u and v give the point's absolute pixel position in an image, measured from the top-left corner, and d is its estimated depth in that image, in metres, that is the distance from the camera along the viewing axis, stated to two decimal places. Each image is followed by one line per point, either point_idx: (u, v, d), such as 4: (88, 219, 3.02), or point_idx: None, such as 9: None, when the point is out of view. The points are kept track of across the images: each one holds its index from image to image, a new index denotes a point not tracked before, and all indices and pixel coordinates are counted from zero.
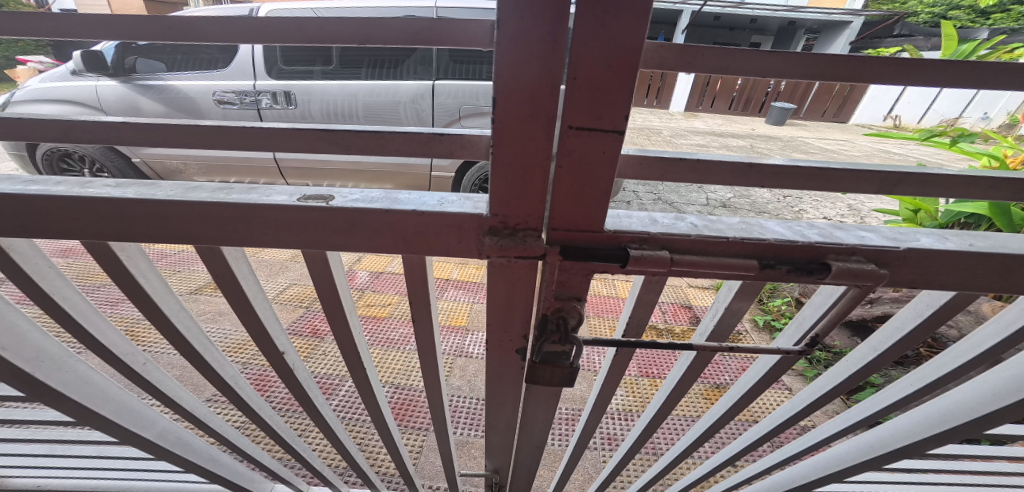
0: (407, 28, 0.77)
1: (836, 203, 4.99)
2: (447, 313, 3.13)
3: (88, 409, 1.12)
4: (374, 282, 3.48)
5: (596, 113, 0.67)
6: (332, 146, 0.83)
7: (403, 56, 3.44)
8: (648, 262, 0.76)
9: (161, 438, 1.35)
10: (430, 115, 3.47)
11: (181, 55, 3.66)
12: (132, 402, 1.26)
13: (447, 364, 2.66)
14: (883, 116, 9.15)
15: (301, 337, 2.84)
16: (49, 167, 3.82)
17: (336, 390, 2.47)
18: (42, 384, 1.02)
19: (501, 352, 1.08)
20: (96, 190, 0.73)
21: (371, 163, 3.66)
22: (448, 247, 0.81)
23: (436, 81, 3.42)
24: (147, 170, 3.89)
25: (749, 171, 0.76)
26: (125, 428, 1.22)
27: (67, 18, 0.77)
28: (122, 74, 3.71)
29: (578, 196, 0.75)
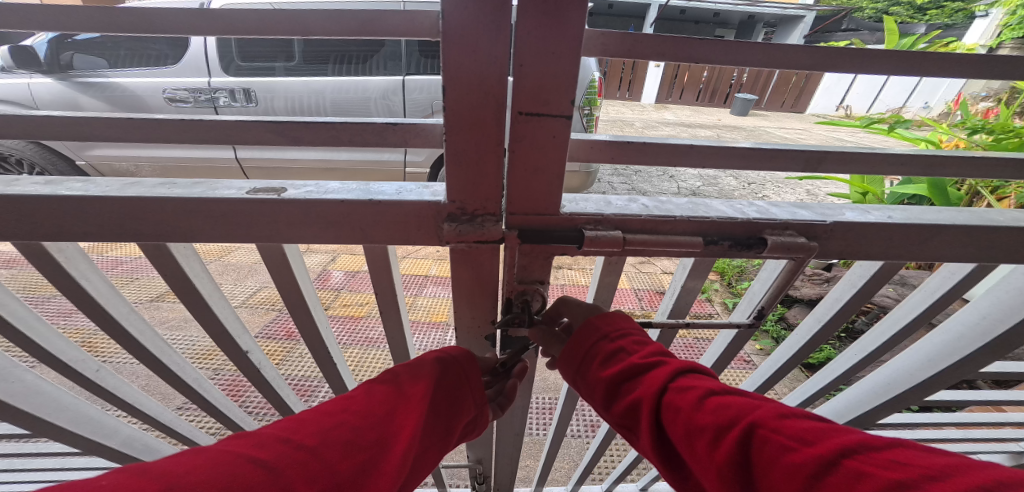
0: (353, 18, 0.77)
1: (797, 189, 5.24)
2: (425, 310, 3.11)
3: (41, 420, 1.07)
4: (350, 281, 3.42)
5: (543, 99, 0.70)
6: (281, 137, 0.83)
7: (370, 52, 3.39)
8: (600, 242, 0.80)
9: (126, 446, 1.31)
10: (401, 109, 3.42)
11: (125, 51, 3.49)
12: (91, 411, 1.22)
13: None
14: (838, 106, 9.63)
15: (274, 341, 2.77)
16: None
17: (313, 392, 2.43)
18: None
19: (470, 340, 1.10)
20: (22, 187, 0.71)
21: (341, 162, 3.59)
22: (408, 237, 0.83)
23: (406, 77, 3.39)
24: (92, 172, 3.68)
25: (688, 153, 0.81)
26: (84, 438, 1.18)
27: None
28: (59, 71, 3.50)
29: (531, 180, 0.78)
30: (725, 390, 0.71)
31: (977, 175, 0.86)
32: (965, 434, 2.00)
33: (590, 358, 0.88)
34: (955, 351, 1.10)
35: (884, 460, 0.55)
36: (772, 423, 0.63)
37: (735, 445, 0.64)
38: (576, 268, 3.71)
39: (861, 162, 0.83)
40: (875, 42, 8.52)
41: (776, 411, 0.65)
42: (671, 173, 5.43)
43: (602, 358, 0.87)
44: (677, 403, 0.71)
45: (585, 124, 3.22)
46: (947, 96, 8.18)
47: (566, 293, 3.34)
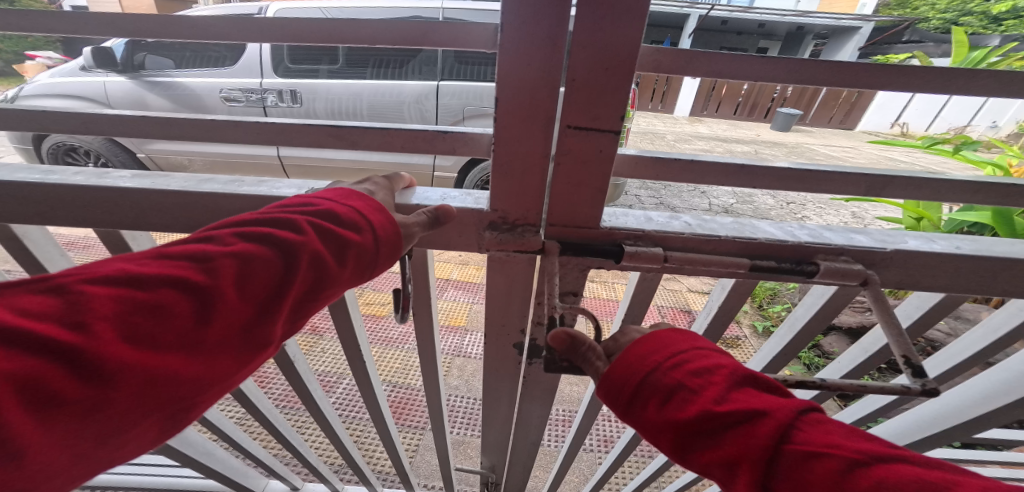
0: (409, 31, 0.80)
1: (839, 210, 5.00)
2: (446, 313, 3.15)
3: None
4: (376, 280, 3.51)
5: (593, 113, 0.71)
6: (337, 141, 0.87)
7: (408, 57, 3.49)
8: (640, 258, 0.79)
9: None
10: (435, 114, 3.50)
11: (188, 53, 3.75)
12: None
13: (446, 364, 2.68)
14: (888, 124, 9.12)
15: (300, 334, 2.87)
16: (53, 159, 3.92)
17: (334, 387, 2.49)
18: None
19: (498, 347, 1.10)
20: (107, 179, 0.78)
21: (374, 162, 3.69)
22: (450, 242, 0.86)
23: (441, 82, 3.46)
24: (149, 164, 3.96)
25: (738, 173, 0.79)
26: None
27: (84, 16, 0.81)
28: (131, 71, 3.80)
29: (574, 192, 0.78)
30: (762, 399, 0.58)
31: None
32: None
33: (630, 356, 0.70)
34: (1014, 390, 1.02)
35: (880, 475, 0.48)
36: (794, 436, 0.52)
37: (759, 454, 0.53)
38: (601, 280, 3.66)
39: (926, 188, 0.79)
40: (932, 57, 8.03)
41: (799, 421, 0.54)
42: (704, 189, 5.29)
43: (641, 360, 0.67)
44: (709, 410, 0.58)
45: (618, 135, 3.20)
46: (1014, 117, 7.58)
47: (589, 305, 3.31)
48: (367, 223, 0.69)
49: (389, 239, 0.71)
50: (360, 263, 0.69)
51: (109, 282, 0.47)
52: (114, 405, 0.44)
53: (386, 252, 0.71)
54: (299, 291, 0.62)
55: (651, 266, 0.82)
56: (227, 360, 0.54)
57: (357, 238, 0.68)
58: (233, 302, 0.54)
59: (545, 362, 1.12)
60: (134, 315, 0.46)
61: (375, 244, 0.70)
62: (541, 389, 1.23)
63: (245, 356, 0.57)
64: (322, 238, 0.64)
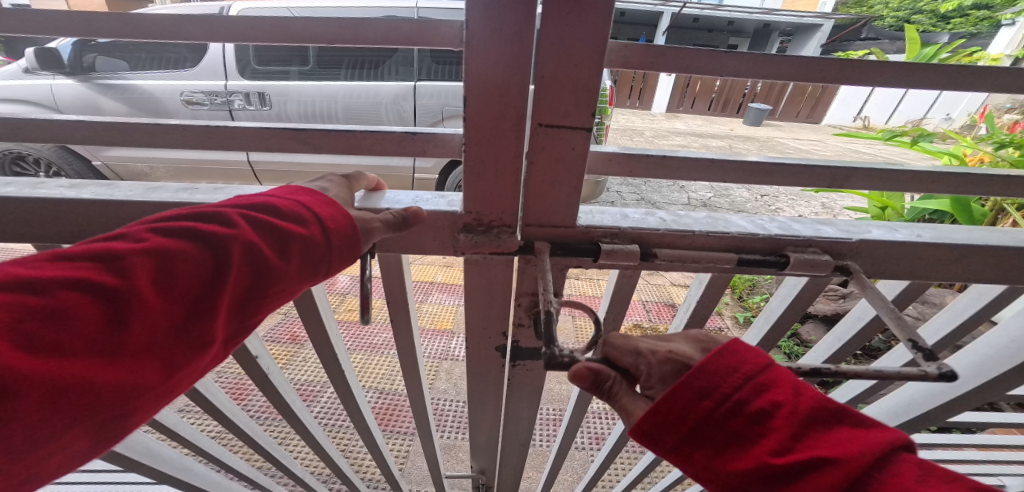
0: (373, 30, 0.78)
1: (814, 202, 5.16)
2: (431, 317, 3.10)
3: None
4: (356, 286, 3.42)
5: (564, 111, 0.70)
6: (301, 144, 0.83)
7: (383, 57, 3.42)
8: (618, 255, 0.78)
9: None
10: (411, 115, 3.45)
11: (145, 54, 3.56)
12: None
13: (432, 369, 2.64)
14: (857, 117, 9.46)
15: (281, 344, 2.78)
16: (2, 171, 3.71)
17: (317, 396, 2.42)
18: None
19: (480, 350, 1.08)
20: (49, 190, 0.73)
21: (350, 166, 3.61)
22: (425, 246, 0.84)
23: (417, 82, 3.41)
24: (109, 173, 3.77)
25: (710, 168, 0.79)
26: None
27: (18, 16, 0.75)
28: (81, 73, 3.60)
29: (549, 192, 0.77)
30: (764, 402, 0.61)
31: (1010, 194, 0.83)
32: (990, 461, 1.92)
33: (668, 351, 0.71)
34: (982, 372, 1.06)
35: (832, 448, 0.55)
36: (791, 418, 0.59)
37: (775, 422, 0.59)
38: (584, 277, 3.68)
39: (890, 178, 0.81)
40: (891, 52, 8.40)
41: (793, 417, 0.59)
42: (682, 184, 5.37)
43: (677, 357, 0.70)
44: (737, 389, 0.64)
45: (595, 133, 3.22)
46: (971, 108, 7.97)
47: (573, 303, 3.32)
48: (313, 214, 0.69)
49: (342, 230, 0.71)
50: (307, 256, 0.68)
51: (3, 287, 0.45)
52: (24, 416, 0.43)
53: (339, 245, 0.71)
54: (236, 287, 0.61)
55: (629, 264, 0.81)
56: (153, 361, 0.54)
57: (300, 229, 0.67)
58: (153, 302, 0.53)
59: (529, 363, 1.11)
60: (29, 322, 0.45)
61: (323, 234, 0.69)
62: (526, 391, 1.22)
63: (174, 353, 0.56)
64: (256, 231, 0.63)
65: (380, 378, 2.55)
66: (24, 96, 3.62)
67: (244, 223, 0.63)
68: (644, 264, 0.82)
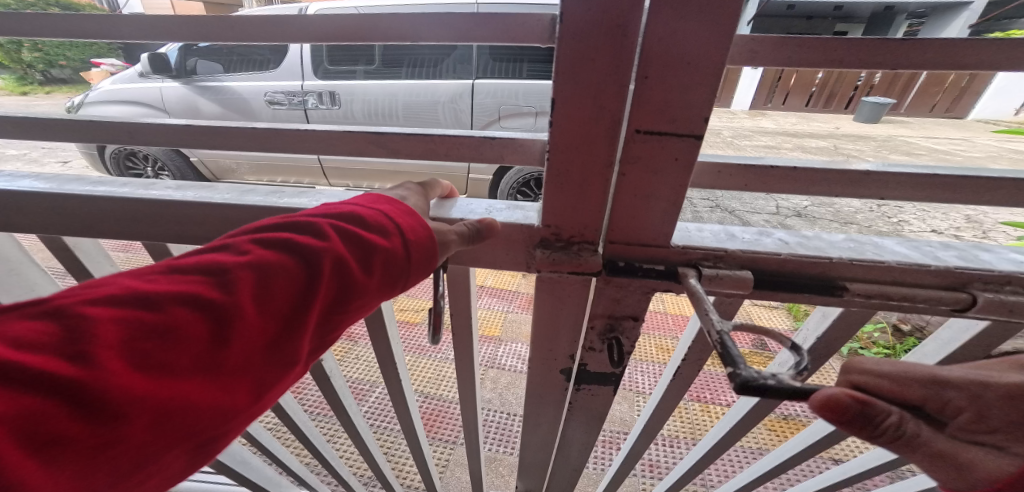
0: (452, 25, 0.71)
1: (945, 214, 4.33)
2: (481, 322, 3.07)
3: None
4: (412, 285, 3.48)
5: (668, 115, 0.59)
6: (379, 148, 0.80)
7: (443, 55, 3.46)
8: (726, 282, 0.65)
9: None
10: (469, 115, 3.46)
11: (236, 57, 3.91)
12: None
13: (479, 376, 2.61)
14: (1008, 110, 7.74)
15: (336, 340, 2.93)
16: (116, 166, 4.26)
17: (367, 395, 2.51)
18: None
19: (544, 371, 0.98)
20: (156, 191, 0.78)
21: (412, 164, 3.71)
22: (498, 260, 0.76)
23: (476, 80, 3.40)
24: (204, 170, 4.25)
25: (859, 183, 0.62)
26: None
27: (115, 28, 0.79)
28: (185, 77, 4.03)
29: (642, 208, 0.66)
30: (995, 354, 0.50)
31: None
32: None
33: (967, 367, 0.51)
34: None
35: None
36: None
37: None
38: None
39: None
40: None
41: None
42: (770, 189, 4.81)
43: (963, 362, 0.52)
44: None
45: None
46: None
47: (637, 316, 3.09)
48: (399, 226, 0.64)
49: (422, 240, 0.65)
50: (389, 270, 0.63)
51: (112, 303, 0.43)
52: (130, 438, 0.41)
53: (418, 255, 0.65)
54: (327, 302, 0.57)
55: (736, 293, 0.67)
56: (246, 379, 0.50)
57: (383, 240, 0.62)
58: (253, 319, 0.50)
59: (595, 389, 1.00)
60: (143, 341, 0.43)
61: (405, 245, 0.64)
62: (587, 417, 1.11)
63: (267, 371, 0.53)
64: (345, 243, 0.59)
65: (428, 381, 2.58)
66: (133, 97, 4.10)
67: (333, 234, 0.59)
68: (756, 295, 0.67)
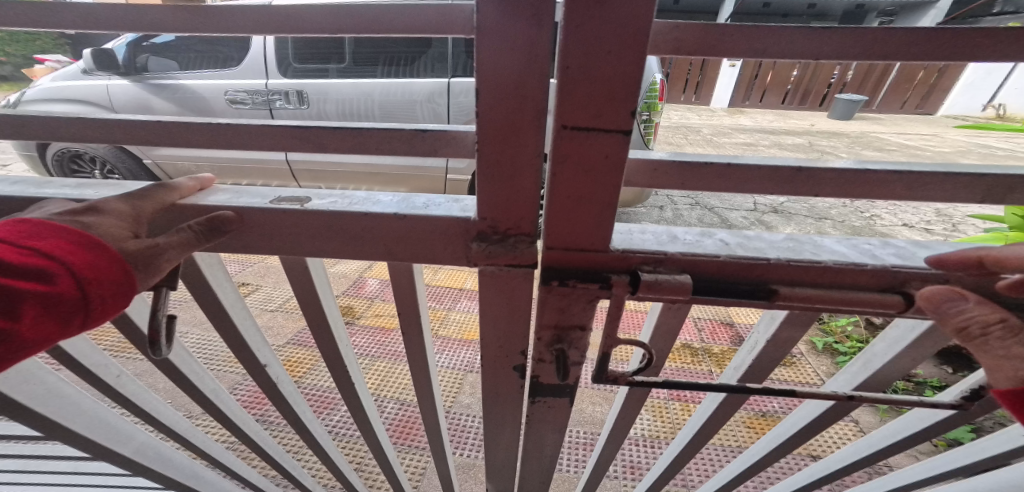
0: (363, 15, 0.61)
1: (919, 209, 4.41)
2: (458, 326, 3.02)
3: (92, 439, 1.01)
4: (384, 290, 3.39)
5: (593, 110, 0.55)
6: (302, 143, 0.71)
7: (418, 53, 3.42)
8: (665, 288, 0.61)
9: (139, 454, 1.14)
10: (445, 112, 3.42)
11: (194, 54, 3.79)
12: (114, 417, 1.07)
13: (454, 381, 2.57)
14: (981, 106, 7.92)
15: (305, 349, 2.83)
16: (60, 167, 4.13)
17: (334, 409, 2.43)
18: (65, 429, 0.94)
19: (495, 380, 0.93)
20: (53, 190, 0.70)
21: (385, 164, 3.64)
22: (431, 256, 0.72)
23: (451, 79, 3.36)
24: (158, 171, 4.12)
25: (794, 179, 0.60)
26: (98, 445, 1.03)
27: None
28: (133, 73, 3.89)
29: (575, 210, 0.63)
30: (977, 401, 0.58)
31: None
32: None
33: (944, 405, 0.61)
34: None
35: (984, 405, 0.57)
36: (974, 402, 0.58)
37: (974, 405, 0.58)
38: None
39: None
40: None
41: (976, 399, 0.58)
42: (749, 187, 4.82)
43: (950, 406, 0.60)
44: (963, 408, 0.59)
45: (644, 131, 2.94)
46: None
47: None
48: (91, 245, 0.57)
49: (109, 279, 0.57)
50: (54, 315, 0.54)
51: None
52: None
53: (94, 297, 0.57)
54: None
55: (677, 298, 0.64)
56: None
57: (38, 285, 0.53)
58: None
59: (551, 401, 0.95)
60: None
61: (79, 290, 0.56)
62: (546, 430, 1.06)
63: None
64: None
65: (398, 390, 2.52)
66: (86, 96, 3.97)
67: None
68: (698, 300, 0.64)
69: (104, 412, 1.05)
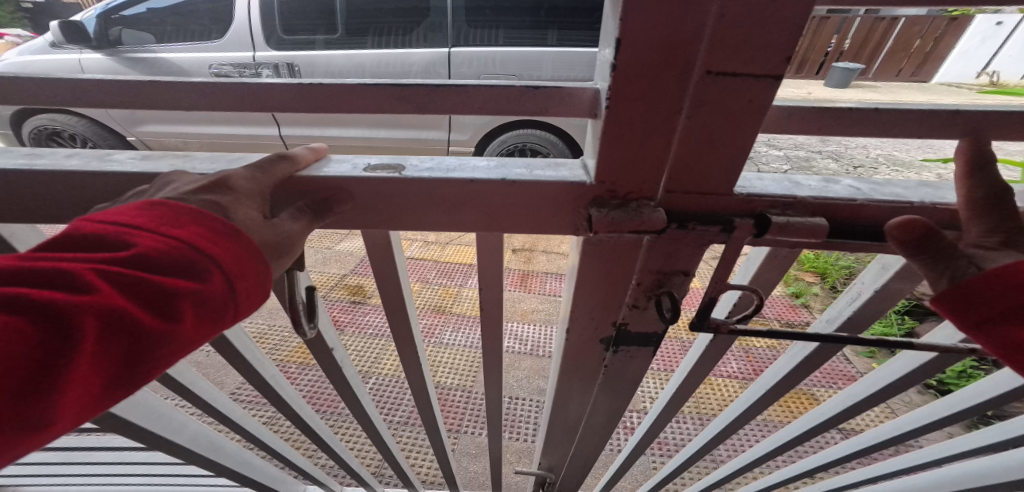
0: None
1: (914, 174, 4.50)
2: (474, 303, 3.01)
3: (148, 430, 0.96)
4: (392, 269, 3.32)
5: (746, 52, 0.48)
6: (403, 104, 0.65)
7: (413, 23, 3.19)
8: (798, 230, 0.58)
9: (193, 443, 1.11)
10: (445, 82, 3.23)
11: (170, 26, 3.54)
12: (168, 405, 1.03)
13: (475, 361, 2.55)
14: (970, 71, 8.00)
15: None
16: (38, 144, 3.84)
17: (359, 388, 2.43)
18: (122, 419, 0.89)
19: (579, 349, 0.91)
20: (114, 163, 0.61)
21: (382, 138, 3.49)
22: (538, 224, 0.64)
23: (452, 49, 3.20)
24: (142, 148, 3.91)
25: (947, 124, 0.55)
26: (155, 435, 0.98)
27: None
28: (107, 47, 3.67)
29: (700, 157, 0.58)
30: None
31: None
32: None
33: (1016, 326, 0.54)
34: None
35: None
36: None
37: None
38: None
39: None
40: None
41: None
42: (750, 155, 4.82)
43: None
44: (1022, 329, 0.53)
45: None
46: None
47: None
48: (225, 226, 0.49)
49: (251, 271, 0.50)
50: (207, 313, 0.47)
51: None
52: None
53: (245, 289, 0.50)
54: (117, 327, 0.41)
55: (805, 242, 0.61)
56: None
57: (191, 282, 0.46)
58: None
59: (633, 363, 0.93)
60: None
61: (228, 283, 0.48)
62: (616, 392, 1.06)
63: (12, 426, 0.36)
64: (132, 293, 0.43)
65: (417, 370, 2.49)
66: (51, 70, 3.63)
67: (106, 281, 0.42)
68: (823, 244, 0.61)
69: (159, 401, 1.00)
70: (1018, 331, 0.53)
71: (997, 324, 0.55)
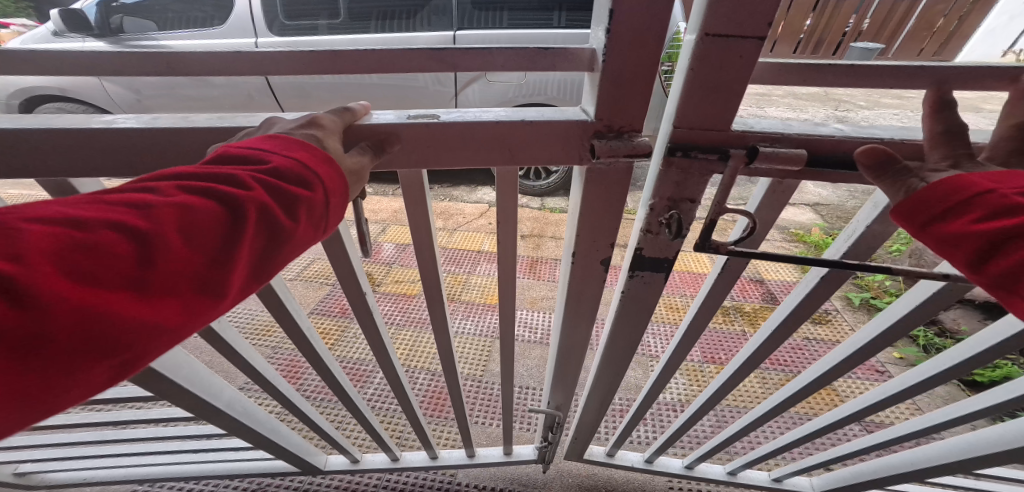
0: None
1: None
2: (481, 291, 3.11)
3: (187, 390, 1.13)
4: (400, 255, 3.41)
5: (736, 16, 0.57)
6: (439, 65, 0.75)
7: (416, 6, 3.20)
8: (780, 159, 0.66)
9: (230, 407, 1.30)
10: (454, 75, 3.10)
11: (172, 14, 3.40)
12: (203, 370, 1.20)
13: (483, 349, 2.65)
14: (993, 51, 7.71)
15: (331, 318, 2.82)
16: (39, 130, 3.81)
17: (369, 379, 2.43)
18: (163, 378, 1.06)
19: (584, 280, 0.99)
20: (171, 120, 0.67)
21: None
22: (550, 158, 0.73)
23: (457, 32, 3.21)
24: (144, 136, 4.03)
25: (911, 75, 0.63)
26: (194, 396, 1.16)
27: None
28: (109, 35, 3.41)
29: (702, 103, 0.65)
30: (957, 207, 0.62)
31: None
32: None
33: (951, 222, 0.63)
34: None
35: (967, 208, 0.62)
36: (958, 208, 0.62)
37: (963, 213, 0.62)
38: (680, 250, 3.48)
39: None
40: None
41: (967, 208, 0.62)
42: None
43: (961, 220, 0.62)
44: (957, 224, 0.62)
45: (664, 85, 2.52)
46: None
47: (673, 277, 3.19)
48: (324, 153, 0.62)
49: (340, 187, 0.62)
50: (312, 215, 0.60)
51: (53, 222, 0.43)
52: (49, 344, 0.39)
53: (332, 204, 0.62)
54: (263, 219, 0.54)
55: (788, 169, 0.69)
56: (192, 291, 0.49)
57: (304, 191, 0.58)
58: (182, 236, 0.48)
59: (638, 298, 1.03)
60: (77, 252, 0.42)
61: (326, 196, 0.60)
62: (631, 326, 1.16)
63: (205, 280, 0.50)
64: (273, 190, 0.56)
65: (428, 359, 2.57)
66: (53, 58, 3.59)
67: (257, 183, 0.55)
68: (816, 171, 0.69)
69: (197, 367, 1.18)
70: (952, 226, 0.62)
71: (936, 223, 0.64)
